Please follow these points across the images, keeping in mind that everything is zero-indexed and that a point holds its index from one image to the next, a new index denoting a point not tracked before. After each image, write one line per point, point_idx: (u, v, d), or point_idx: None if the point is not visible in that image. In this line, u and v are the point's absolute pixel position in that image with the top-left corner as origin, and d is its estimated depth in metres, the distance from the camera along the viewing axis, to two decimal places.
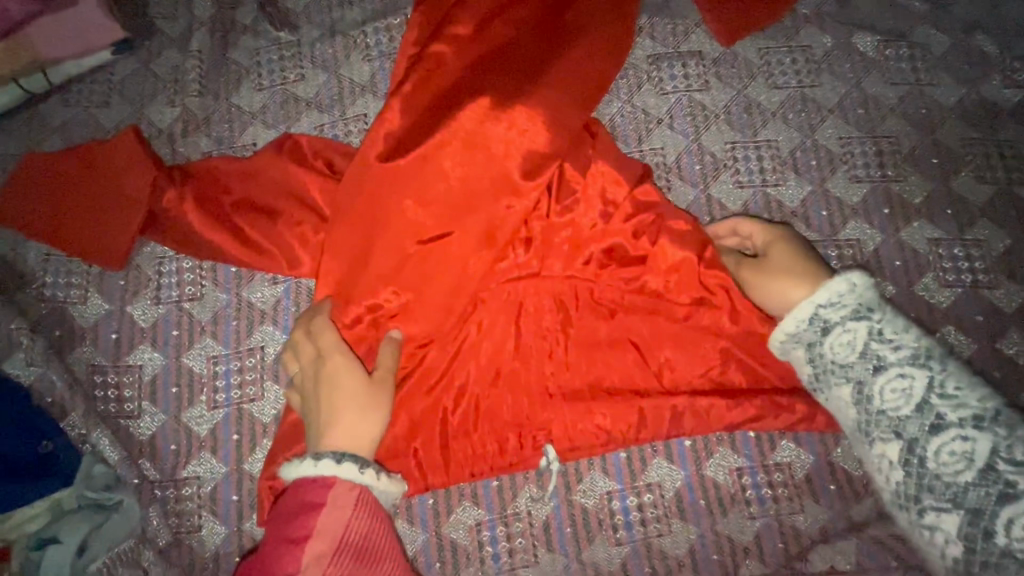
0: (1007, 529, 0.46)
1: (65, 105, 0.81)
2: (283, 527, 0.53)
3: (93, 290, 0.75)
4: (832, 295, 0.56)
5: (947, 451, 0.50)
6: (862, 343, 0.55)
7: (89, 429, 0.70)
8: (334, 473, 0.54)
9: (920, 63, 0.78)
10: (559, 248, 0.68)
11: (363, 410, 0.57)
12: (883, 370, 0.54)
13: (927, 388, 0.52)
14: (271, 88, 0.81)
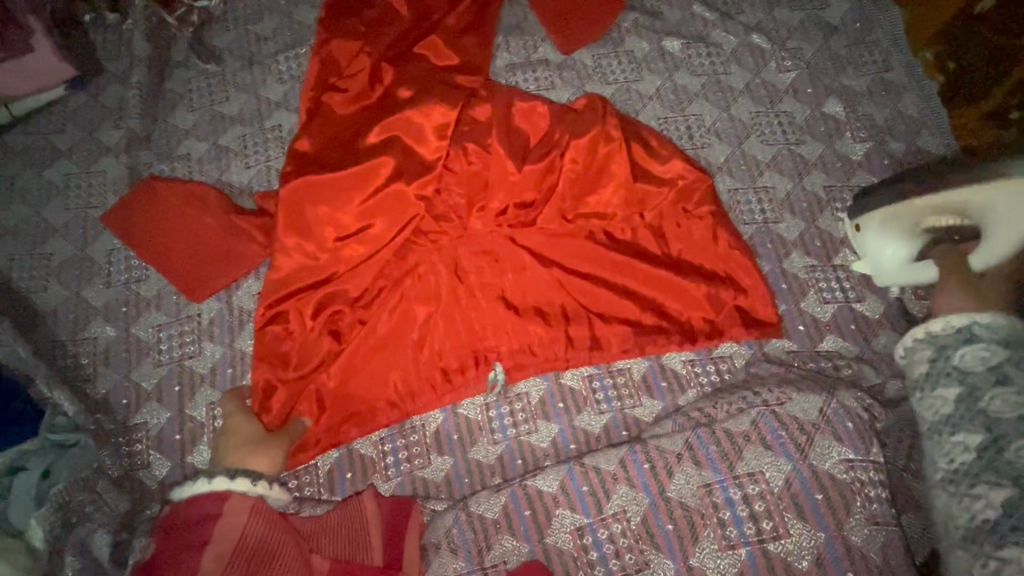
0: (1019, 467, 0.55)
1: (26, 133, 0.98)
2: (183, 536, 0.64)
3: (52, 280, 0.90)
4: (971, 316, 0.64)
5: (1012, 398, 0.58)
6: (988, 359, 0.61)
7: (51, 389, 0.82)
8: (228, 488, 0.69)
9: (715, 58, 1.01)
10: (457, 207, 0.88)
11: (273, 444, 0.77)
12: (1004, 381, 0.59)
13: (1005, 360, 0.60)
14: (202, 109, 0.99)
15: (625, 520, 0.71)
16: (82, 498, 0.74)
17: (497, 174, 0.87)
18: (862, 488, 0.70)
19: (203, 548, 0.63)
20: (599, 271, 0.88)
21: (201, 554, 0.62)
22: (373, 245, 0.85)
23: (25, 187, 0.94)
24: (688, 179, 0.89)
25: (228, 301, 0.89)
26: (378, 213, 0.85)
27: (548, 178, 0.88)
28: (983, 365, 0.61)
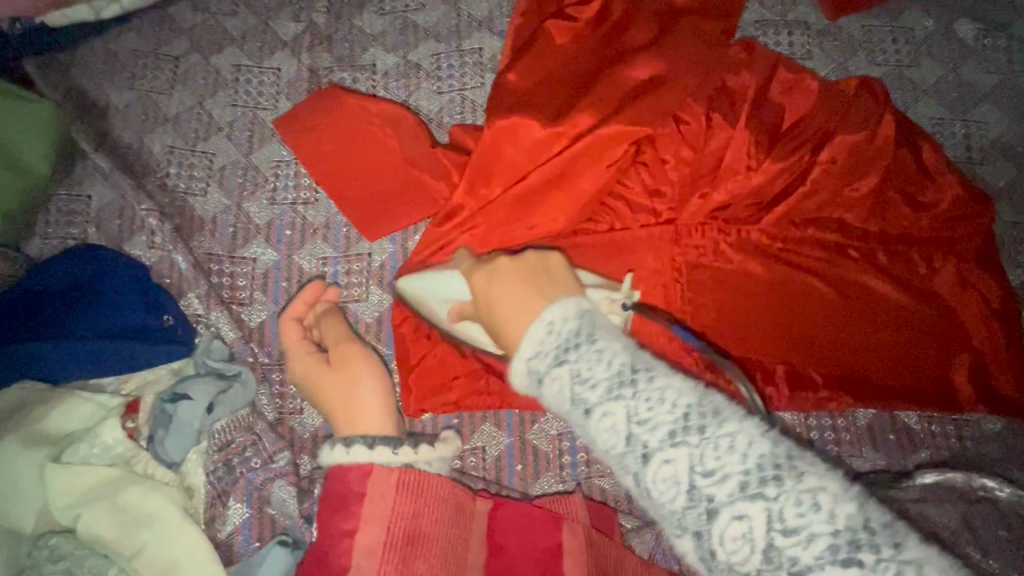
0: (722, 551, 0.36)
1: (196, 11, 0.86)
2: (331, 517, 0.55)
3: (212, 185, 0.80)
4: (539, 341, 0.45)
5: (734, 531, 0.35)
6: (620, 427, 0.39)
7: (206, 309, 0.75)
8: (368, 459, 0.56)
9: (1016, 55, 0.81)
10: (682, 186, 0.75)
11: (350, 388, 0.62)
12: (715, 510, 0.36)
13: (691, 467, 0.37)
14: (394, 15, 0.85)
15: None
16: (244, 440, 0.67)
17: (740, 157, 0.74)
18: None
19: (355, 533, 0.53)
20: (831, 298, 0.74)
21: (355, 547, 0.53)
22: (572, 202, 0.74)
23: (189, 71, 0.83)
24: (952, 215, 0.76)
25: (402, 245, 0.78)
26: (597, 176, 0.74)
27: (787, 177, 0.75)
28: (740, 472, 0.36)
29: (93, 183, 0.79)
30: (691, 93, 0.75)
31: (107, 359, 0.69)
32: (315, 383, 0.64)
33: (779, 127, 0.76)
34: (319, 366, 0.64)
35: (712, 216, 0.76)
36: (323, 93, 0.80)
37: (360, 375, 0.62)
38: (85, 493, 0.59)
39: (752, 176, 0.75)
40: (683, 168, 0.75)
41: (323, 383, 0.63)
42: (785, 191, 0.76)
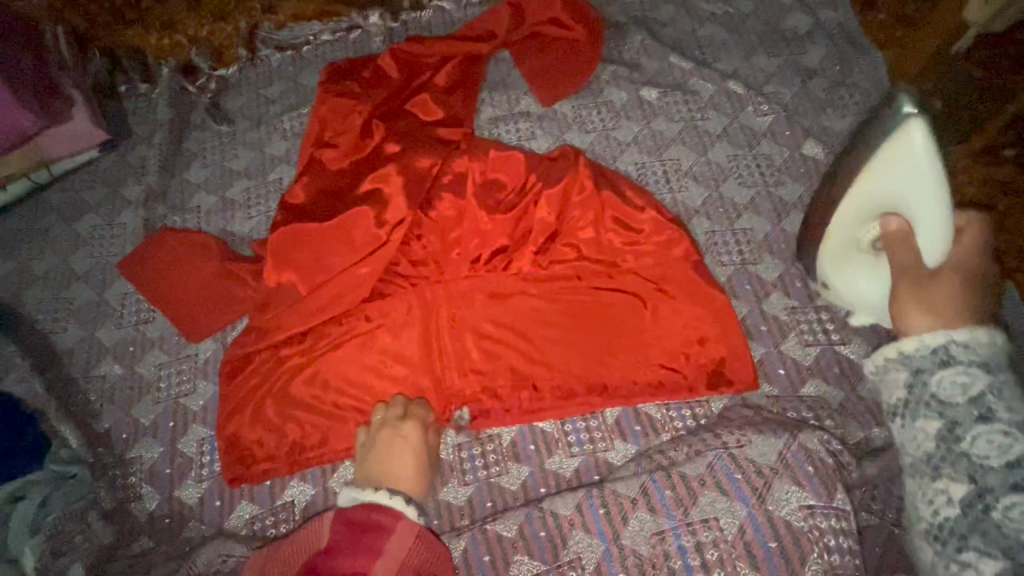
0: (972, 444, 0.58)
1: (63, 190, 1.09)
2: (360, 538, 0.67)
3: (71, 322, 0.98)
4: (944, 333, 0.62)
5: (986, 441, 0.57)
6: (973, 387, 0.59)
7: (59, 424, 0.88)
8: (400, 508, 0.72)
9: (693, 105, 1.04)
10: (435, 253, 0.92)
11: (413, 465, 0.78)
12: (986, 420, 0.58)
13: (988, 388, 0.59)
14: (213, 165, 1.08)
15: (580, 567, 0.70)
16: (73, 529, 0.79)
17: (473, 221, 0.91)
18: (820, 535, 0.67)
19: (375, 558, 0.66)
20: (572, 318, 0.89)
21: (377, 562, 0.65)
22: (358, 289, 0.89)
23: (56, 238, 1.05)
24: (664, 228, 0.90)
25: (222, 341, 0.95)
26: (359, 260, 0.89)
27: (521, 227, 0.92)
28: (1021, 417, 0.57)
29: None
30: (426, 180, 0.93)
31: None
32: (388, 452, 0.78)
33: (501, 190, 0.93)
34: (403, 439, 0.79)
35: (465, 271, 0.91)
36: (156, 237, 1.01)
37: (412, 453, 0.79)
38: None
39: (485, 233, 0.91)
40: (432, 239, 0.92)
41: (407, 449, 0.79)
42: (519, 239, 0.92)
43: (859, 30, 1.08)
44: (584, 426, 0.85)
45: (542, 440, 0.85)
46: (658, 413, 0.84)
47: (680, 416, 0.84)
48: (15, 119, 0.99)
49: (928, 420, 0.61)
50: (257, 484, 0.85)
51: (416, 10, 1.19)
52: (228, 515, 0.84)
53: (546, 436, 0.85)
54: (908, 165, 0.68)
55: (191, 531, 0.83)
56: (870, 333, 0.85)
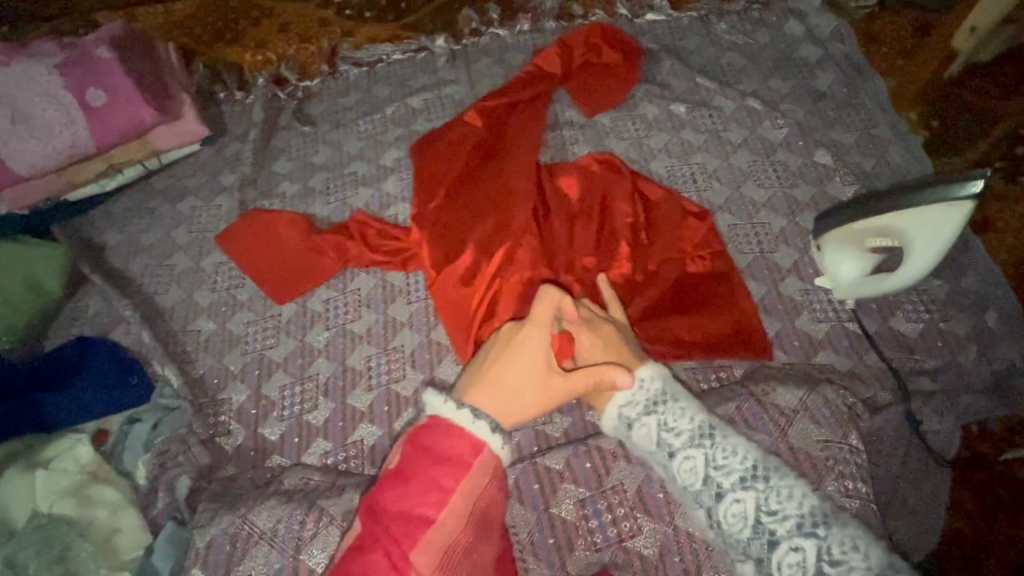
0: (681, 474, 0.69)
1: (169, 177, 1.28)
2: (431, 472, 0.64)
3: (172, 285, 1.14)
4: (629, 394, 0.73)
5: (724, 470, 0.67)
6: (656, 434, 0.71)
7: (163, 368, 1.03)
8: (486, 440, 0.66)
9: (716, 119, 1.19)
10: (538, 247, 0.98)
11: (527, 388, 0.68)
12: (740, 461, 0.67)
13: (705, 462, 0.68)
14: (298, 159, 1.26)
15: (622, 491, 0.80)
16: (177, 449, 0.93)
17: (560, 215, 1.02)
18: (834, 463, 0.77)
19: (448, 493, 0.64)
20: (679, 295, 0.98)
21: (445, 505, 0.64)
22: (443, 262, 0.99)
23: (161, 216, 1.22)
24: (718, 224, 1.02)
25: (302, 304, 1.09)
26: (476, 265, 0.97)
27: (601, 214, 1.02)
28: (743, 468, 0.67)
29: (91, 296, 1.13)
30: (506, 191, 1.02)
31: (93, 407, 0.96)
32: (510, 360, 0.69)
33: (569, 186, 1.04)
34: (536, 352, 0.69)
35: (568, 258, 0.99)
36: (248, 216, 1.16)
37: (530, 379, 0.68)
38: (63, 489, 0.83)
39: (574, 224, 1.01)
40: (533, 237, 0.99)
41: (524, 368, 0.68)
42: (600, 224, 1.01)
43: (863, 60, 1.24)
44: None
45: None
46: (687, 374, 0.93)
47: (705, 378, 0.93)
48: (140, 114, 1.16)
49: (697, 513, 0.68)
50: (330, 424, 0.97)
51: (475, 36, 1.39)
52: (305, 451, 0.95)
53: None
54: (936, 220, 0.81)
55: (273, 462, 0.95)
56: (876, 313, 0.97)
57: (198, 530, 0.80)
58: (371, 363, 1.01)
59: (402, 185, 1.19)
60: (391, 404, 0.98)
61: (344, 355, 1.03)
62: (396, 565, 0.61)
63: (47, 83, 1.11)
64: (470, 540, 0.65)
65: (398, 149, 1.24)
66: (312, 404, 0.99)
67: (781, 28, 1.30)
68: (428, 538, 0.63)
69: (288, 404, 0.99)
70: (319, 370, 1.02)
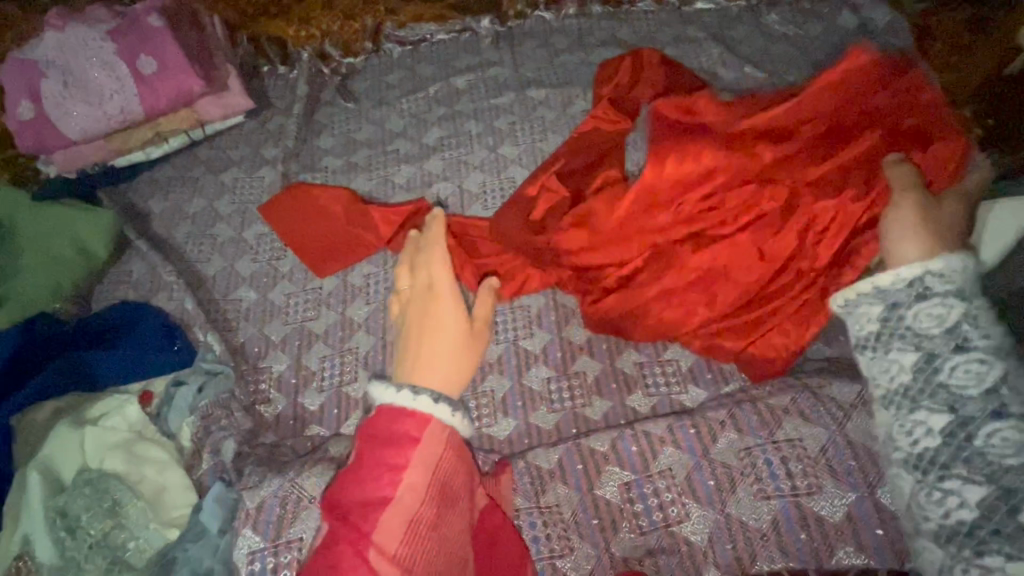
0: (955, 374, 0.63)
1: (211, 147, 1.28)
2: (385, 451, 0.66)
3: (215, 254, 1.15)
4: (940, 268, 0.67)
5: (966, 372, 0.63)
6: (952, 320, 0.65)
7: (205, 334, 1.04)
8: (431, 411, 0.69)
9: (763, 109, 1.17)
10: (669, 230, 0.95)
11: (450, 358, 0.74)
12: (964, 351, 0.64)
13: (963, 316, 0.65)
14: (341, 135, 1.26)
15: (670, 476, 0.80)
16: (220, 413, 0.92)
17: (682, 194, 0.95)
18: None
19: (405, 470, 0.66)
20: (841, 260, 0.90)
21: (399, 480, 0.65)
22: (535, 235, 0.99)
23: (204, 186, 1.23)
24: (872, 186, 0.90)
25: (343, 278, 1.09)
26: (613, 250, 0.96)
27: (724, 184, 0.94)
28: (987, 382, 0.62)
29: (134, 261, 1.14)
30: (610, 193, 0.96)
31: (137, 367, 0.97)
32: (425, 335, 0.76)
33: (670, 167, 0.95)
34: (434, 328, 0.76)
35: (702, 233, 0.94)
36: (294, 188, 1.18)
37: (447, 357, 0.74)
38: (112, 445, 0.83)
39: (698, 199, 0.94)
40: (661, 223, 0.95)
41: (445, 343, 0.75)
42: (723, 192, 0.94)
43: (914, 57, 1.22)
44: (661, 372, 0.96)
45: (623, 380, 0.95)
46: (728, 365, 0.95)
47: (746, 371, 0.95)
48: (188, 83, 1.18)
49: (907, 356, 0.66)
50: (370, 396, 0.98)
51: (519, 19, 1.39)
52: (344, 421, 0.95)
53: (627, 378, 0.95)
54: None
55: (312, 432, 0.95)
56: None
57: (248, 491, 0.77)
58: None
59: (444, 164, 1.19)
60: None
61: (385, 329, 1.03)
62: (361, 539, 0.61)
63: (100, 48, 1.14)
64: (436, 523, 0.65)
65: (441, 129, 1.24)
66: (352, 377, 0.99)
67: (831, 21, 1.28)
68: (387, 517, 0.63)
69: (328, 376, 1.00)
70: (358, 343, 1.02)
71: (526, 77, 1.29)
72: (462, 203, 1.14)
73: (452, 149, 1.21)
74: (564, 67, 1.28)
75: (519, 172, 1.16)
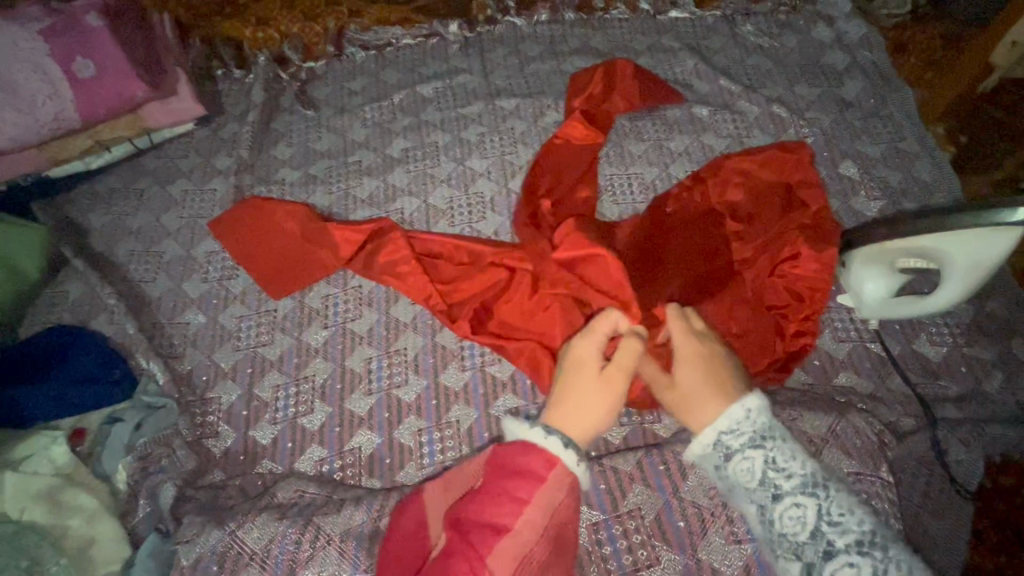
0: (780, 523, 0.61)
1: (159, 157, 1.20)
2: (506, 481, 0.61)
3: (161, 274, 1.07)
4: (731, 423, 0.64)
5: (790, 517, 0.60)
6: (760, 471, 0.62)
7: (147, 362, 0.97)
8: (558, 453, 0.62)
9: (740, 123, 1.14)
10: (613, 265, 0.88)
11: (591, 404, 0.66)
12: (779, 497, 0.61)
13: (766, 463, 0.63)
14: (299, 144, 1.19)
15: (639, 517, 0.75)
16: (160, 452, 0.87)
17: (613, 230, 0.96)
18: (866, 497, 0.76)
19: (522, 506, 0.60)
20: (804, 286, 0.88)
21: (520, 514, 0.60)
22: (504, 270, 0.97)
23: (151, 198, 1.15)
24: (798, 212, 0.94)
25: (299, 300, 1.02)
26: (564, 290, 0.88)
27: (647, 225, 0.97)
28: (801, 478, 0.61)
29: (71, 281, 1.06)
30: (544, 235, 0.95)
31: (71, 400, 0.90)
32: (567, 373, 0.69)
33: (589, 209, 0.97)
34: (585, 371, 0.67)
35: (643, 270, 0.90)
36: (251, 202, 1.09)
37: (587, 401, 0.66)
38: (32, 495, 0.77)
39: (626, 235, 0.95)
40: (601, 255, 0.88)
41: (590, 382, 0.67)
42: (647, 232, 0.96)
43: (891, 70, 1.20)
44: None
45: None
46: None
47: None
48: (130, 88, 1.09)
49: (750, 509, 0.63)
50: (326, 429, 0.91)
51: (490, 24, 1.33)
52: (297, 457, 0.89)
53: None
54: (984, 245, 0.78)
55: (263, 468, 0.88)
56: (898, 334, 0.94)
57: (185, 545, 0.76)
58: (371, 366, 0.95)
59: (409, 177, 1.13)
60: (392, 411, 0.91)
61: (344, 355, 0.97)
62: (475, 569, 0.57)
63: (32, 50, 1.03)
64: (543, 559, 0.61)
65: (406, 139, 1.18)
66: (308, 408, 0.93)
67: (808, 32, 1.26)
68: (502, 548, 0.59)
69: (280, 408, 0.93)
70: (315, 371, 0.96)
71: (496, 85, 1.23)
72: (427, 219, 1.08)
73: (417, 161, 1.15)
74: (536, 77, 1.24)
75: (486, 186, 1.10)
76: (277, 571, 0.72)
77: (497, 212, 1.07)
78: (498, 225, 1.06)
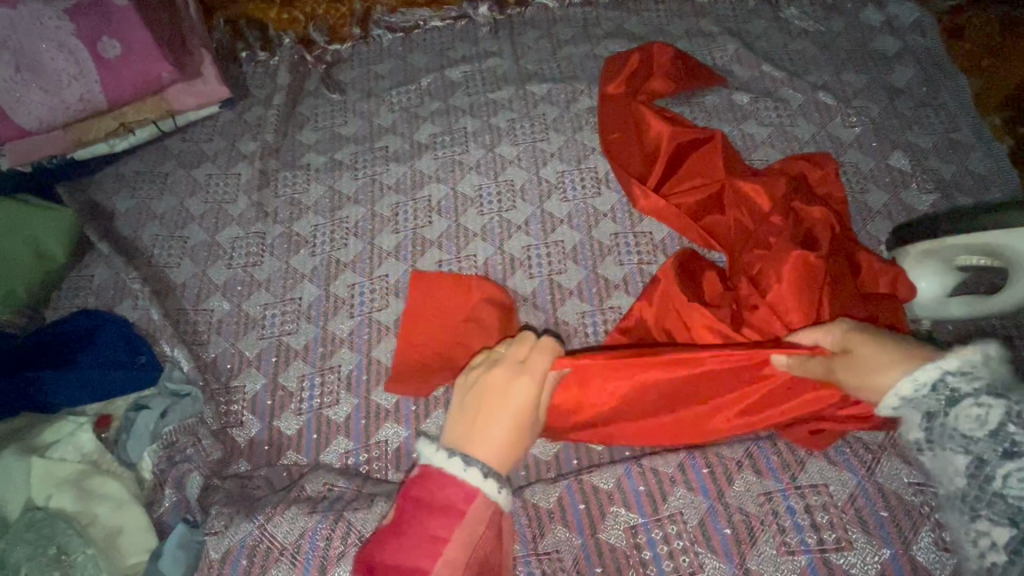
0: (1009, 485, 0.50)
1: (183, 141, 1.18)
2: (424, 519, 0.62)
3: (185, 259, 1.05)
4: (957, 364, 0.54)
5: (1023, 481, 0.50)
6: (994, 420, 0.52)
7: (172, 349, 0.95)
8: (478, 485, 0.62)
9: (782, 111, 1.09)
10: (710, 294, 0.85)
11: (507, 433, 0.65)
12: (1015, 455, 0.51)
13: (1007, 416, 0.52)
14: (324, 129, 1.16)
15: (681, 522, 0.71)
16: (186, 441, 0.86)
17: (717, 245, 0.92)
18: (929, 511, 0.69)
19: (443, 544, 0.61)
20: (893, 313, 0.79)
21: (439, 553, 0.61)
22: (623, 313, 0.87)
23: (175, 183, 1.13)
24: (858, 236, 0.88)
25: (325, 288, 1.00)
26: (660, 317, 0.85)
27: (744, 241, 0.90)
28: None
29: (96, 265, 1.05)
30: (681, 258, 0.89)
31: (94, 387, 0.90)
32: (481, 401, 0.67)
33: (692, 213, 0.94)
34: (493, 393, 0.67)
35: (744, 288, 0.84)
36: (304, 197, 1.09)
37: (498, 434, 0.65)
38: (59, 481, 0.77)
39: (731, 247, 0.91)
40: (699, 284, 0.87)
41: (495, 410, 0.66)
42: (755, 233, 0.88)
43: (945, 56, 1.14)
44: None
45: None
46: None
47: None
48: (156, 69, 1.07)
49: (957, 459, 0.54)
50: (352, 421, 0.89)
51: (520, 6, 1.28)
52: (323, 449, 0.87)
53: None
54: None
55: (288, 459, 0.86)
56: (951, 337, 0.89)
57: (213, 538, 0.74)
58: None
59: (437, 164, 1.09)
60: (419, 404, 0.89)
61: (371, 344, 0.94)
62: None
63: (56, 29, 1.00)
64: None
65: (434, 125, 1.14)
66: (333, 399, 0.91)
67: (855, 16, 1.20)
68: None
69: (305, 399, 0.91)
70: (340, 361, 0.93)
71: (527, 69, 1.19)
72: (457, 207, 1.05)
73: (445, 147, 1.11)
74: (568, 61, 1.19)
75: (517, 174, 1.07)
76: (307, 568, 0.69)
77: (527, 201, 1.04)
78: (529, 214, 1.03)
